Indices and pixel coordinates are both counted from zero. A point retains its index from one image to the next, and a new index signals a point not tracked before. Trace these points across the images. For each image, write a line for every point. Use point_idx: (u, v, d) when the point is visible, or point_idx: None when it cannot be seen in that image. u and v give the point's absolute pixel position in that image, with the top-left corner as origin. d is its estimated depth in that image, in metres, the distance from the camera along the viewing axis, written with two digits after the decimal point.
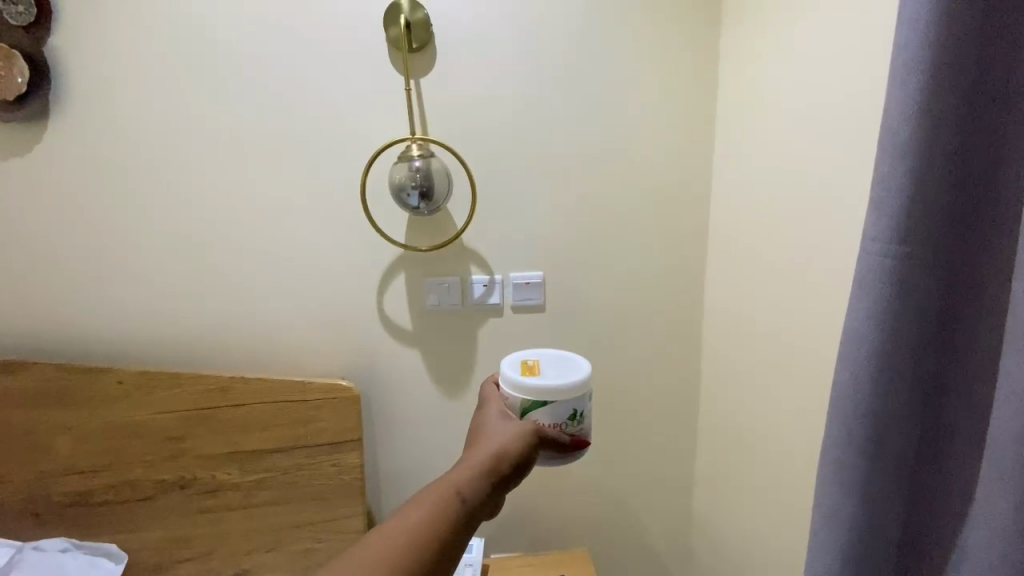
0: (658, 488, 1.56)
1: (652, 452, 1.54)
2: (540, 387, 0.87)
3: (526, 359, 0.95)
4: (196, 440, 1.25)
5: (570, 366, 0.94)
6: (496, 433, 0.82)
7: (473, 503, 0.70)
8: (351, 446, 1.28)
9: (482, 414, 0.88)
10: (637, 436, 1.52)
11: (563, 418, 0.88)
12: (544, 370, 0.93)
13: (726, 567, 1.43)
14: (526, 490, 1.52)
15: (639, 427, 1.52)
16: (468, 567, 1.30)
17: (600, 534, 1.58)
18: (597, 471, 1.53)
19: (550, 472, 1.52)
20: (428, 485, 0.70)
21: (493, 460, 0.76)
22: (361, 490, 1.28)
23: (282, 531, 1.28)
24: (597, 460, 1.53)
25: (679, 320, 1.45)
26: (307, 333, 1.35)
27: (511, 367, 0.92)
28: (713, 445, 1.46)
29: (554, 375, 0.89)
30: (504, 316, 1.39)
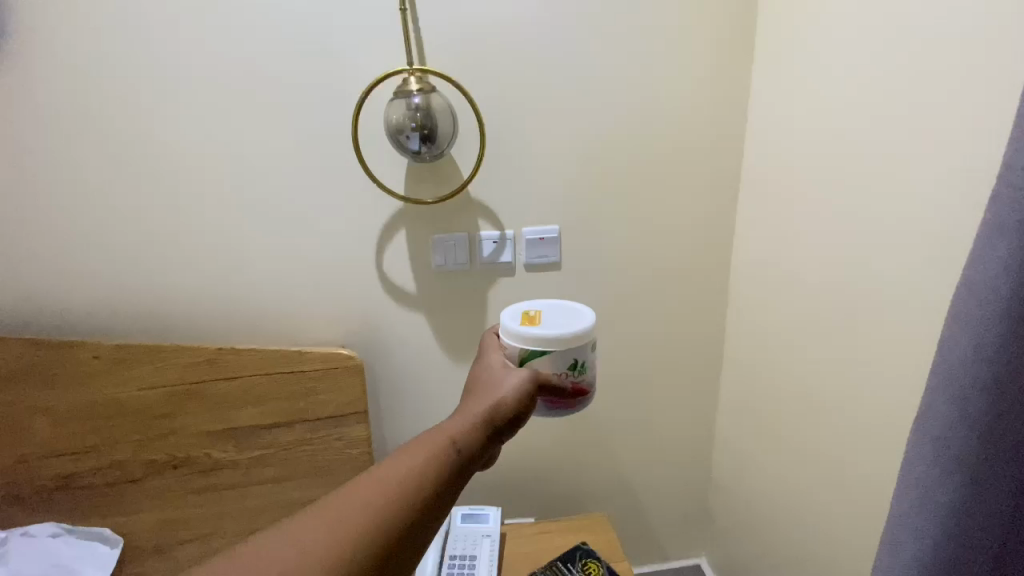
0: (679, 452, 1.50)
1: (674, 416, 1.47)
2: (541, 336, 0.82)
3: (528, 311, 0.88)
4: (187, 418, 1.16)
5: (575, 318, 0.87)
6: (492, 386, 0.77)
7: (468, 452, 0.68)
8: (357, 419, 1.19)
9: (484, 364, 0.84)
10: (657, 400, 1.44)
11: (563, 365, 0.83)
12: (545, 319, 0.87)
13: (750, 533, 1.38)
14: (541, 456, 1.46)
15: (659, 390, 1.43)
16: (487, 539, 1.23)
17: (618, 500, 1.53)
18: (617, 435, 1.46)
19: (563, 439, 1.45)
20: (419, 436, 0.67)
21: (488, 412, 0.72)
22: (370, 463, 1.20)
23: (290, 509, 1.20)
24: (614, 426, 1.46)
25: (706, 275, 1.33)
26: (301, 300, 1.23)
27: (512, 318, 0.86)
28: (737, 406, 1.39)
29: (552, 327, 0.84)
30: (517, 276, 1.27)
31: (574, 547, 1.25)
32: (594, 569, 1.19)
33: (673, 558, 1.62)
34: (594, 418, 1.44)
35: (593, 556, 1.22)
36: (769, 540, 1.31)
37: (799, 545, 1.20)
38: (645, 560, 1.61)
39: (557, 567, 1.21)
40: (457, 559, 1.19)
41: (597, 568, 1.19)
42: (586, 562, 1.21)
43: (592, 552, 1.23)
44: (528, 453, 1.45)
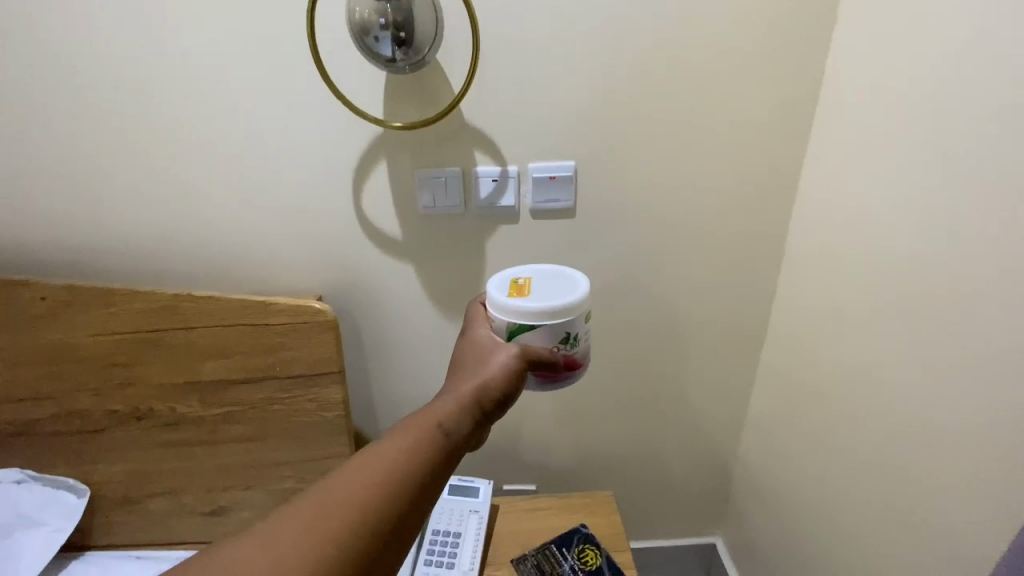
0: (702, 432, 1.31)
1: (701, 391, 1.26)
2: (528, 310, 0.67)
3: (516, 279, 0.73)
4: (147, 368, 1.04)
5: (570, 286, 0.71)
6: (479, 361, 0.65)
7: (458, 439, 0.56)
8: (331, 380, 1.04)
9: (470, 337, 0.70)
10: (683, 374, 1.23)
11: (555, 340, 0.68)
12: (535, 288, 0.72)
13: (774, 527, 1.21)
14: (536, 430, 1.28)
15: (687, 363, 1.22)
16: (474, 515, 1.11)
17: (628, 478, 1.36)
18: (633, 409, 1.28)
19: (567, 412, 1.26)
20: (398, 423, 0.54)
21: (477, 391, 0.60)
22: (347, 427, 1.06)
23: (261, 470, 1.08)
24: (628, 401, 1.25)
25: (754, 231, 1.08)
26: (269, 241, 1.06)
27: (501, 291, 0.71)
28: (774, 387, 1.18)
29: (549, 297, 0.69)
30: (521, 223, 1.06)
31: (572, 529, 1.12)
32: (592, 557, 1.06)
33: (684, 537, 1.48)
34: (604, 391, 1.24)
35: (589, 545, 1.08)
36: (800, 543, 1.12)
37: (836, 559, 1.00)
38: (653, 538, 1.48)
39: (550, 551, 1.08)
40: (440, 534, 1.07)
41: (597, 556, 1.06)
42: (584, 549, 1.08)
43: (592, 537, 1.10)
44: (529, 422, 1.28)
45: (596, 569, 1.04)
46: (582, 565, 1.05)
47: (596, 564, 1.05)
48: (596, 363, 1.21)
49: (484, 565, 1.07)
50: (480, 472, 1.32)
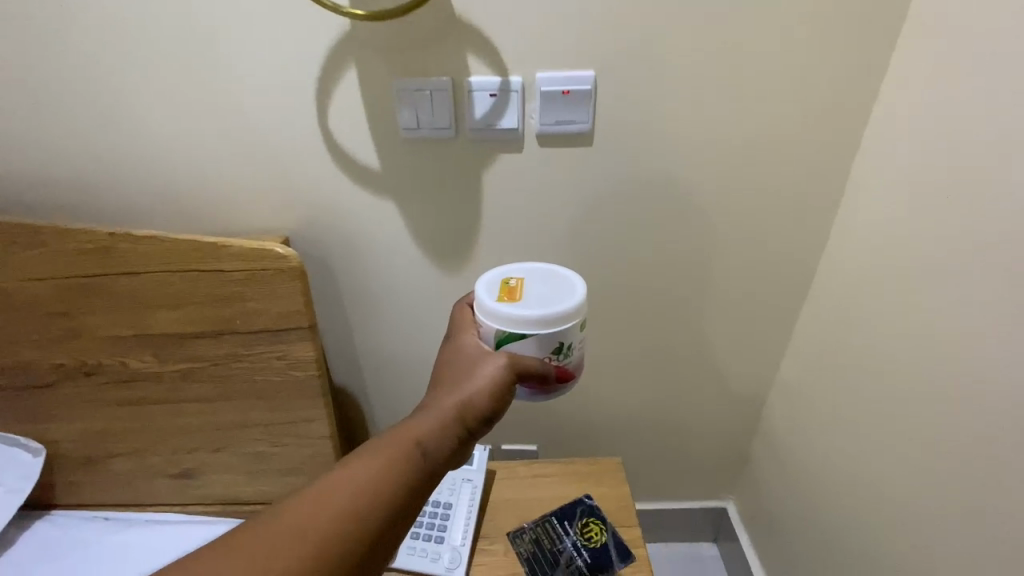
0: (725, 393, 1.18)
1: (728, 350, 1.11)
2: (516, 317, 0.62)
3: (507, 280, 0.67)
4: (90, 318, 0.90)
5: (565, 291, 0.66)
6: (463, 371, 0.61)
7: (434, 461, 0.55)
8: (300, 335, 0.89)
9: (458, 341, 0.66)
10: (709, 330, 1.08)
11: (546, 351, 0.64)
12: (527, 292, 0.66)
13: (799, 500, 1.09)
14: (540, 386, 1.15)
15: (715, 317, 1.06)
16: (468, 484, 0.99)
17: (639, 438, 1.25)
18: (648, 368, 1.13)
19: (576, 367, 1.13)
20: (372, 444, 0.54)
21: (457, 410, 0.58)
22: (323, 387, 0.92)
23: (229, 432, 0.96)
24: (645, 357, 1.11)
25: (810, 165, 0.89)
26: (222, 170, 0.88)
27: (491, 294, 0.65)
28: (814, 350, 1.02)
29: (543, 303, 0.64)
30: (525, 152, 0.86)
31: (576, 500, 0.98)
32: (596, 533, 0.93)
33: (694, 501, 1.38)
34: (618, 347, 1.10)
35: (596, 519, 0.95)
36: (832, 520, 1.00)
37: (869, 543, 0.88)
38: (660, 499, 1.38)
39: (550, 524, 0.95)
40: (429, 505, 0.96)
41: (601, 532, 0.93)
42: (588, 522, 0.95)
43: (597, 511, 0.97)
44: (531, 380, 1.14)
45: (600, 548, 0.91)
46: (584, 542, 0.92)
47: (600, 542, 0.92)
48: (608, 316, 1.05)
49: (477, 537, 0.96)
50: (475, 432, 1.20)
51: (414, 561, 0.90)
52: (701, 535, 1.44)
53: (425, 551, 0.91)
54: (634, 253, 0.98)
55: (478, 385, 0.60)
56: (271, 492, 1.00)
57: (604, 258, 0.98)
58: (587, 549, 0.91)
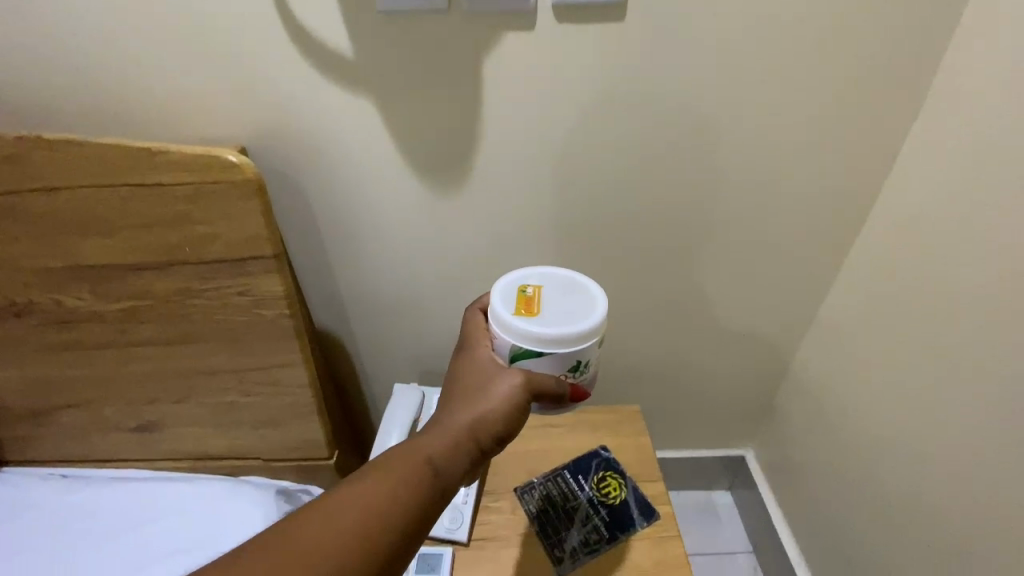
0: (758, 333, 1.04)
1: (768, 284, 0.96)
2: (534, 332, 0.59)
3: (523, 290, 0.65)
4: (8, 245, 0.74)
5: (583, 305, 0.63)
6: (476, 387, 0.58)
7: (450, 477, 0.51)
8: (264, 268, 0.73)
9: (470, 355, 0.63)
10: (748, 259, 0.92)
11: (562, 368, 0.60)
12: (545, 305, 0.63)
13: (836, 449, 0.98)
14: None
15: (757, 244, 0.91)
16: None
17: (657, 383, 1.12)
18: (673, 306, 0.98)
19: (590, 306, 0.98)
20: (386, 457, 0.50)
21: (473, 427, 0.54)
22: (297, 329, 0.78)
23: (191, 380, 0.83)
24: (671, 291, 0.96)
25: (891, 48, 0.72)
26: (149, 52, 0.68)
27: (508, 303, 0.63)
28: (870, 281, 0.88)
29: (561, 318, 0.61)
30: (540, 28, 0.69)
31: (591, 452, 0.88)
32: (615, 489, 0.82)
33: (712, 451, 1.27)
34: (637, 281, 0.94)
35: (613, 473, 0.84)
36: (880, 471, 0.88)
37: (939, 501, 0.76)
38: (673, 447, 1.27)
39: (562, 479, 0.84)
40: None
41: (620, 488, 0.82)
42: (605, 477, 0.84)
43: (616, 464, 0.86)
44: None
45: (619, 505, 0.80)
46: (601, 498, 0.81)
47: (619, 499, 0.81)
48: (630, 242, 0.89)
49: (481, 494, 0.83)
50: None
51: None
52: (715, 484, 1.35)
53: None
54: (667, 165, 0.81)
55: (493, 402, 0.56)
56: (247, 445, 0.89)
57: (626, 173, 0.82)
58: (604, 506, 0.80)
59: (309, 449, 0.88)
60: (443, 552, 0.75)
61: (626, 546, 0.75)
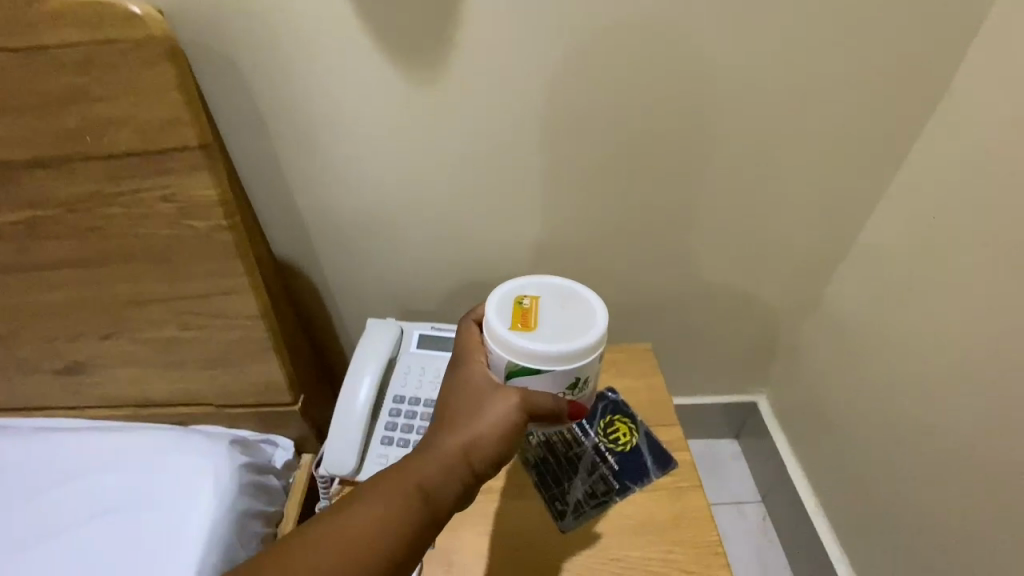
0: (787, 258, 0.92)
1: (804, 195, 0.83)
2: (530, 350, 0.50)
3: (521, 300, 0.55)
4: None
5: (586, 317, 0.53)
6: (470, 403, 0.52)
7: (437, 507, 0.47)
8: (193, 164, 0.58)
9: (461, 369, 0.55)
10: (786, 162, 0.80)
11: (558, 383, 0.52)
12: (544, 315, 0.54)
13: (873, 385, 0.87)
14: (551, 248, 0.88)
15: (798, 144, 0.78)
16: None
17: (668, 318, 1.01)
18: (694, 222, 0.86)
19: (598, 224, 0.85)
20: (371, 486, 0.47)
21: (464, 450, 0.49)
22: (237, 247, 0.63)
23: (119, 311, 0.68)
24: (694, 203, 0.84)
25: None
26: None
27: (503, 314, 0.53)
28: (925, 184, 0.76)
29: (564, 332, 0.52)
30: None
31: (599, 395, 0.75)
32: (625, 434, 0.70)
33: (724, 397, 1.16)
34: (656, 191, 0.82)
35: (624, 417, 0.72)
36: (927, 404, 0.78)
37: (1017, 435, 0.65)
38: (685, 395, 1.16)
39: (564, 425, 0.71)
40: (404, 404, 0.70)
41: (631, 433, 0.70)
42: (613, 423, 0.72)
43: (625, 407, 0.73)
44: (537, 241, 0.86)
45: (631, 453, 0.68)
46: (609, 445, 0.69)
47: (630, 446, 0.69)
48: (652, 140, 0.76)
49: None
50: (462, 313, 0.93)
51: None
52: (721, 433, 1.26)
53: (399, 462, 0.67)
54: (698, 33, 0.67)
55: (486, 421, 0.50)
56: (195, 389, 0.75)
57: (654, 43, 0.68)
58: (613, 454, 0.68)
59: (268, 392, 0.75)
60: None
61: (641, 497, 0.64)
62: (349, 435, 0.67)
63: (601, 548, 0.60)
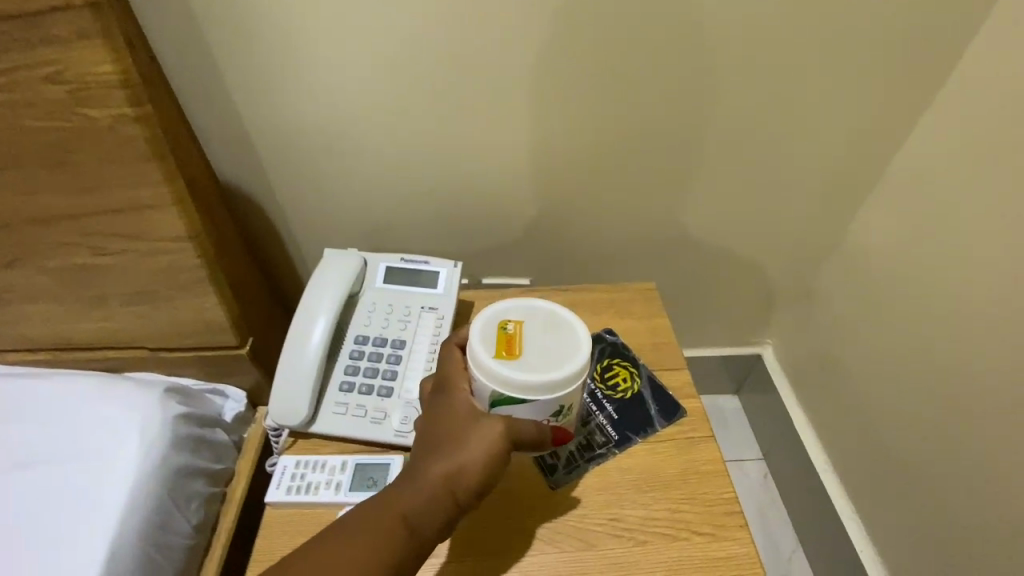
0: (810, 186, 0.81)
1: (836, 107, 0.73)
2: (514, 383, 0.43)
3: (506, 322, 0.45)
4: None
5: (570, 339, 0.45)
6: (451, 430, 0.44)
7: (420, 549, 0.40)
8: (76, 27, 0.45)
9: (443, 396, 0.46)
10: (819, 65, 0.68)
11: (546, 414, 0.45)
12: (529, 338, 0.45)
13: (901, 327, 0.78)
14: (541, 172, 0.75)
15: (835, 40, 0.66)
16: (427, 314, 0.62)
17: (671, 258, 0.90)
18: (709, 140, 0.75)
19: (597, 141, 0.73)
20: (340, 529, 0.39)
21: (447, 483, 0.42)
22: (148, 144, 0.51)
23: (11, 232, 0.56)
24: (710, 116, 0.72)
25: None
26: None
27: (485, 339, 0.44)
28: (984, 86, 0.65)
29: (550, 358, 0.44)
30: None
31: (594, 336, 0.65)
32: (625, 380, 0.60)
33: (726, 348, 1.08)
34: (668, 99, 0.70)
35: (623, 360, 0.62)
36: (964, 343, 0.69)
37: None
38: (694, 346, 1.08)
39: None
40: (368, 345, 0.60)
41: (632, 379, 0.60)
42: (611, 367, 0.62)
43: (624, 349, 0.63)
44: (526, 163, 0.74)
45: (633, 401, 0.58)
46: (607, 391, 0.59)
47: (631, 393, 0.59)
48: (666, 31, 0.64)
49: None
50: (437, 250, 0.82)
51: (344, 424, 0.56)
52: (721, 387, 1.18)
53: (360, 410, 0.56)
54: None
55: (470, 451, 0.42)
56: (122, 330, 0.64)
57: None
58: (611, 401, 0.58)
59: (209, 333, 0.64)
60: (390, 461, 0.54)
61: (644, 449, 0.55)
62: (299, 379, 0.56)
63: (597, 505, 0.51)
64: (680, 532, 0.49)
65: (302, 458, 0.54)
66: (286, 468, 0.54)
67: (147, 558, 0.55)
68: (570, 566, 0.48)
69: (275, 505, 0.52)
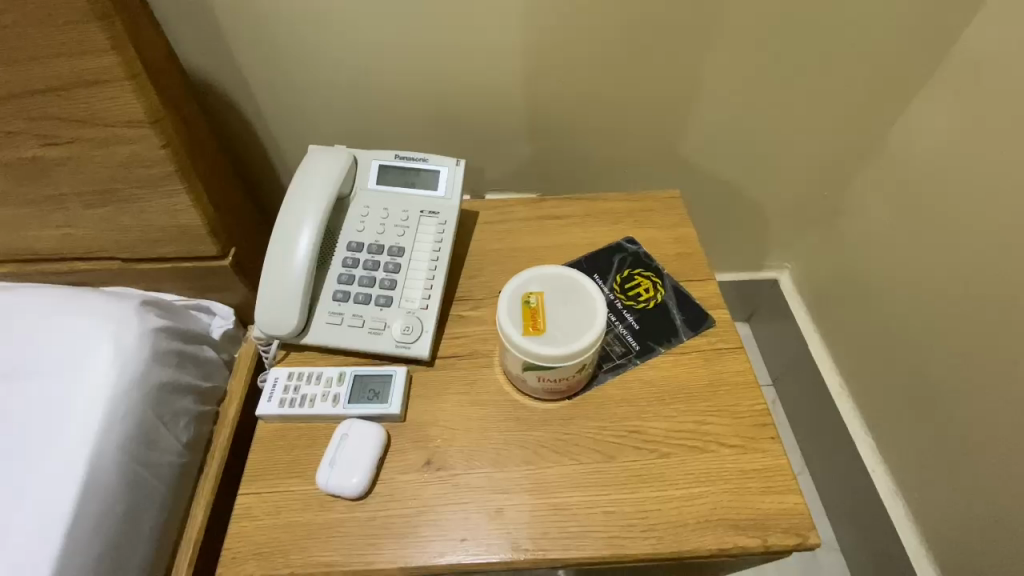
0: (854, 79, 0.71)
1: None
2: (543, 355, 0.43)
3: (529, 295, 0.45)
4: None
5: (589, 310, 0.44)
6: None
7: None
8: None
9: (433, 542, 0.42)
10: None
11: (573, 373, 0.45)
12: (551, 312, 0.44)
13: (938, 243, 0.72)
14: (546, 60, 0.65)
15: None
16: (427, 220, 0.55)
17: (693, 167, 0.80)
18: (742, 22, 0.64)
19: (615, 18, 0.62)
20: None
21: None
22: (89, 4, 0.43)
23: None
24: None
25: None
26: None
27: (509, 315, 0.44)
28: None
29: (572, 332, 0.43)
30: None
31: (610, 247, 0.59)
32: (647, 290, 0.55)
33: (743, 274, 1.02)
34: None
35: (644, 270, 0.56)
36: (1011, 253, 0.63)
37: None
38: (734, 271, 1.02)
39: None
40: (363, 252, 0.54)
41: (655, 289, 0.55)
42: (633, 277, 0.56)
43: (647, 259, 0.57)
44: (528, 48, 0.64)
45: (656, 313, 0.53)
46: (627, 302, 0.54)
47: (654, 304, 0.54)
48: None
49: (449, 301, 0.56)
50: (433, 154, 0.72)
51: (340, 334, 0.51)
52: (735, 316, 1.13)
53: (356, 320, 0.51)
54: None
55: None
56: (88, 237, 0.58)
57: None
58: (631, 312, 0.53)
59: (185, 240, 0.58)
60: (392, 373, 0.49)
61: (669, 360, 0.50)
62: (288, 285, 0.51)
63: (617, 416, 0.47)
64: (708, 444, 0.46)
65: (296, 369, 0.49)
66: (278, 380, 0.49)
67: (134, 475, 0.52)
68: (590, 479, 0.44)
69: (266, 419, 0.48)
